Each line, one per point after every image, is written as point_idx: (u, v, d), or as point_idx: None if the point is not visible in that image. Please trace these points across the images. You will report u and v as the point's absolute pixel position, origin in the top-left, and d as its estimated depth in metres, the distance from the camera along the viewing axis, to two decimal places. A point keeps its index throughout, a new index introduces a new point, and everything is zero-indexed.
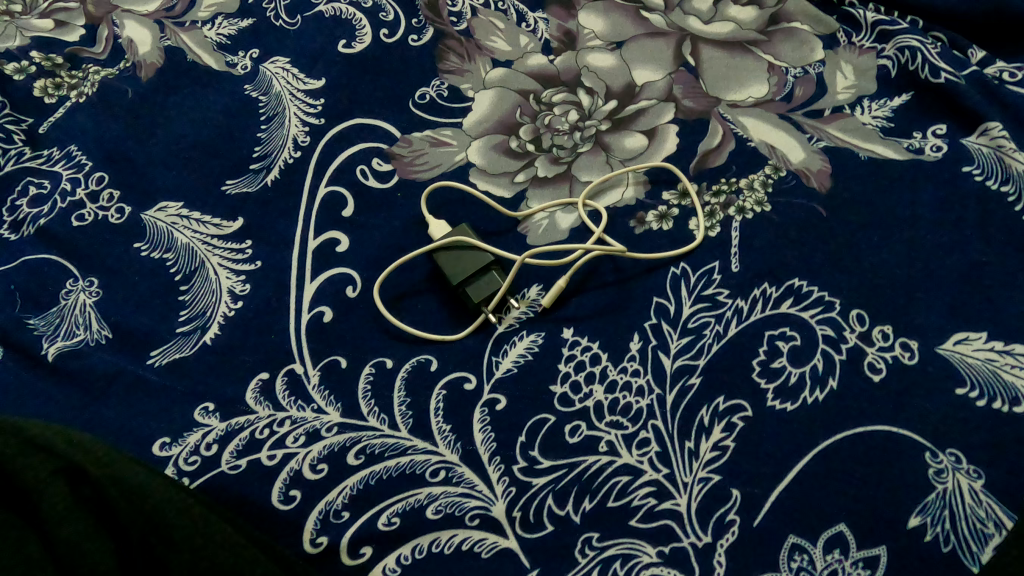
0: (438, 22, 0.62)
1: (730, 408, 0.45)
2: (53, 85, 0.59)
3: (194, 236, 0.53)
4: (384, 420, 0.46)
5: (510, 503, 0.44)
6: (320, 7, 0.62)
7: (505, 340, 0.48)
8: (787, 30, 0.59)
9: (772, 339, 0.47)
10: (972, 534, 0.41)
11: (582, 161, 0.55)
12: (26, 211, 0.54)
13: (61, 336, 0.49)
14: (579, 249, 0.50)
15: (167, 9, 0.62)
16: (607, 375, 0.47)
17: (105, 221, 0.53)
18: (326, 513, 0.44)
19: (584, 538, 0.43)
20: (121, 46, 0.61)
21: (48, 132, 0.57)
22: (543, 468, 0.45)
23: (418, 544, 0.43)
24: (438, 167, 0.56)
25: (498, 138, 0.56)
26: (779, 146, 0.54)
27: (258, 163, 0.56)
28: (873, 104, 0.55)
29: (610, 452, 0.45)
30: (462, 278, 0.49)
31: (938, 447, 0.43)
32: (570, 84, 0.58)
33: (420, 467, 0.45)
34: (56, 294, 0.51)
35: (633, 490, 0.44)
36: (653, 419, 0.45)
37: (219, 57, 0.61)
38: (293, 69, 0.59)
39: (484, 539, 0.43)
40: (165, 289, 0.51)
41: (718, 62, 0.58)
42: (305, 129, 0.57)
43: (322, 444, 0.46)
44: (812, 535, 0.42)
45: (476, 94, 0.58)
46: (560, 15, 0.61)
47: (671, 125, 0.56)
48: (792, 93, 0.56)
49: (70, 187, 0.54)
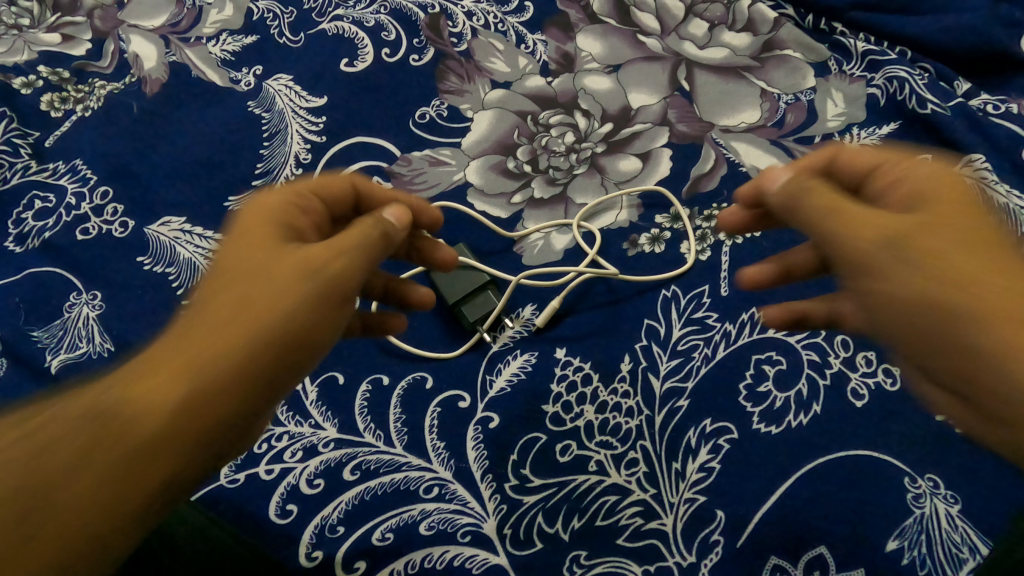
0: (438, 42, 0.63)
1: (717, 430, 0.46)
2: (60, 100, 0.60)
3: (197, 251, 0.54)
4: (380, 436, 0.47)
5: (501, 520, 0.45)
6: (323, 25, 0.63)
7: (499, 359, 0.50)
8: (780, 57, 0.60)
9: (759, 363, 0.48)
10: (947, 558, 0.42)
11: (578, 182, 0.56)
12: (32, 224, 0.55)
13: (65, 348, 0.51)
14: (573, 271, 0.51)
15: (173, 25, 0.64)
16: (597, 396, 0.48)
17: (110, 235, 0.55)
18: (322, 527, 0.45)
19: (572, 556, 0.44)
20: (127, 61, 0.62)
21: (55, 145, 0.58)
22: (534, 486, 0.46)
23: (411, 559, 0.44)
24: (437, 186, 0.57)
25: (496, 158, 0.57)
26: (769, 171, 0.55)
27: (261, 179, 0.57)
28: (862, 132, 0.57)
29: (599, 471, 0.46)
30: (459, 297, 0.50)
31: (917, 472, 0.44)
32: (567, 106, 0.59)
33: (414, 484, 0.46)
34: (60, 307, 0.52)
35: (621, 509, 0.45)
36: (641, 440, 0.46)
37: (223, 73, 0.62)
38: (296, 86, 0.61)
39: (475, 555, 0.44)
40: (168, 303, 0.53)
41: (712, 86, 0.59)
42: (307, 146, 0.58)
43: (320, 459, 0.47)
44: (793, 556, 0.43)
45: (475, 113, 0.60)
46: (558, 37, 0.62)
47: (665, 148, 0.57)
48: (784, 120, 0.57)
49: (76, 201, 0.56)
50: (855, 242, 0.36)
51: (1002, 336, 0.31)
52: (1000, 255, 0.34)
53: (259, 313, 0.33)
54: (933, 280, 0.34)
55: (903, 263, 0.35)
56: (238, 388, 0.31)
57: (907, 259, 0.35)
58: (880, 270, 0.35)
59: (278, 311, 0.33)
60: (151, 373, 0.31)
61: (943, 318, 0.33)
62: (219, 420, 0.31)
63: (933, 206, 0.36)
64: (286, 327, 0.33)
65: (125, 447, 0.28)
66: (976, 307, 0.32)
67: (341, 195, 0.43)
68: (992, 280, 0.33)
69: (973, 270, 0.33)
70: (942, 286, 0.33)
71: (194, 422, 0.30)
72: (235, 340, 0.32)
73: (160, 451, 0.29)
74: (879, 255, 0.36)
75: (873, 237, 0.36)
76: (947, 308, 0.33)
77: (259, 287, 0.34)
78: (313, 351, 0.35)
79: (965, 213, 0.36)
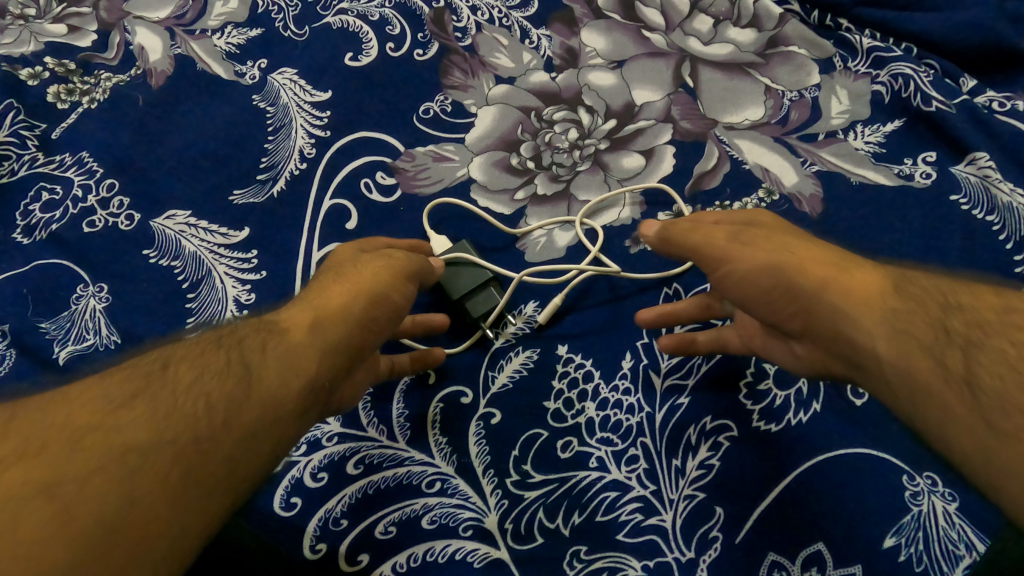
0: (443, 37, 0.63)
1: (717, 428, 0.47)
2: (67, 91, 0.60)
3: (202, 245, 0.55)
4: (383, 430, 0.48)
5: (502, 515, 0.45)
6: (328, 19, 0.63)
7: (502, 356, 0.50)
8: (785, 53, 0.60)
9: (760, 361, 0.48)
10: (944, 555, 0.42)
11: (581, 179, 0.56)
12: (39, 216, 0.56)
13: (72, 340, 0.51)
14: (575, 270, 0.50)
15: (178, 17, 0.64)
16: (599, 393, 0.49)
17: (116, 227, 0.55)
18: (326, 520, 0.46)
19: (572, 551, 0.45)
20: (132, 53, 0.62)
21: (61, 137, 0.59)
22: (534, 482, 0.46)
23: (413, 552, 0.45)
24: (440, 181, 0.57)
25: (499, 154, 0.58)
26: (772, 169, 0.56)
27: (265, 173, 0.57)
28: (866, 129, 0.56)
29: (599, 468, 0.46)
30: (462, 293, 0.50)
31: (915, 470, 0.44)
32: (571, 102, 0.59)
33: (416, 478, 0.47)
34: (67, 299, 0.53)
35: (620, 505, 0.45)
36: (642, 437, 0.47)
37: (228, 66, 0.62)
38: (301, 81, 0.61)
39: (476, 549, 0.45)
40: (174, 296, 0.53)
41: (716, 83, 0.59)
42: (311, 140, 0.58)
43: (323, 453, 0.47)
44: (791, 553, 0.43)
45: (479, 109, 0.60)
46: (563, 32, 0.62)
47: (668, 145, 0.57)
48: (787, 117, 0.57)
49: (82, 193, 0.56)
50: (707, 253, 0.41)
51: (834, 295, 0.35)
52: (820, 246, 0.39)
53: (359, 301, 0.40)
54: (773, 261, 0.38)
55: (745, 258, 0.39)
56: (347, 347, 0.39)
57: (749, 254, 0.39)
58: (735, 271, 0.39)
59: (369, 292, 0.41)
60: (284, 327, 0.38)
61: (790, 297, 0.37)
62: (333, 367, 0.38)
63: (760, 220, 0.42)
64: (377, 304, 0.41)
65: (282, 374, 0.35)
66: (811, 275, 0.36)
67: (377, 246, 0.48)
68: (818, 257, 0.37)
69: (802, 253, 0.38)
70: (779, 266, 0.37)
71: (322, 360, 0.37)
72: (345, 305, 0.40)
73: (304, 379, 0.36)
74: (728, 258, 0.40)
75: (723, 242, 0.40)
76: (792, 286, 0.37)
77: (350, 282, 0.41)
78: (386, 330, 0.42)
79: (787, 229, 0.41)
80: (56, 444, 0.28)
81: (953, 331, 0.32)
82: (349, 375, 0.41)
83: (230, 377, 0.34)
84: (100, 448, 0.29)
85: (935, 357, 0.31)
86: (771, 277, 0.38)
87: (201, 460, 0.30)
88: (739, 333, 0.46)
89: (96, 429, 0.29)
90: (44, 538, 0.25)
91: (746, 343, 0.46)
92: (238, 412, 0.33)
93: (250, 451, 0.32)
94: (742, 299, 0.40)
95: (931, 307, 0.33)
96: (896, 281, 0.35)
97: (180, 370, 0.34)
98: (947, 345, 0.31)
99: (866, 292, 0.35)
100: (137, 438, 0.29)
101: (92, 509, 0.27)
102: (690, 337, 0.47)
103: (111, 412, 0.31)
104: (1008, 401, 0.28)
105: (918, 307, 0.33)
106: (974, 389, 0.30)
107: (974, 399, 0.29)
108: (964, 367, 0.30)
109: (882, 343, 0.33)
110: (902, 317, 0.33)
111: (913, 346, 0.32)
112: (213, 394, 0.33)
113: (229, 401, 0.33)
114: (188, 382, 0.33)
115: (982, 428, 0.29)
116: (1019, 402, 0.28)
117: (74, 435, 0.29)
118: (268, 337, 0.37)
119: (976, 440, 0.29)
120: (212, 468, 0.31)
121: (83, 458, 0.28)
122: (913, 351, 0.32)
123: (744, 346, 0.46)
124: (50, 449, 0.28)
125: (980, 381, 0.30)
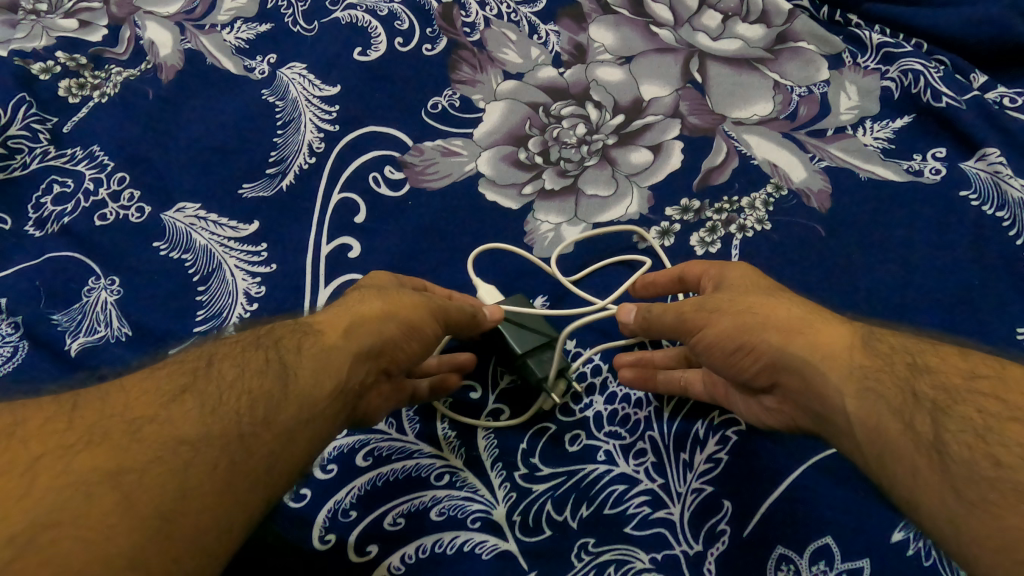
0: (451, 32, 0.63)
1: (724, 422, 0.47)
2: (78, 85, 0.61)
3: (213, 238, 0.55)
4: (391, 423, 0.48)
5: (510, 507, 0.46)
6: (337, 14, 0.64)
7: None
8: (793, 49, 0.60)
9: None
10: None
11: (589, 174, 0.56)
12: (51, 209, 0.56)
13: (84, 332, 0.51)
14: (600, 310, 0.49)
15: (188, 12, 0.64)
16: (607, 387, 0.49)
17: (127, 220, 0.56)
18: (336, 511, 0.46)
19: (580, 543, 0.44)
20: (143, 48, 0.62)
21: (73, 131, 0.59)
22: (543, 475, 0.46)
23: (421, 544, 0.45)
24: (448, 176, 0.57)
25: (507, 149, 0.58)
26: (780, 164, 0.56)
27: (274, 167, 0.58)
28: (875, 125, 0.56)
29: (607, 461, 0.47)
30: (527, 348, 0.47)
31: None
32: (579, 97, 0.59)
33: (425, 471, 0.47)
34: (79, 292, 0.53)
35: (629, 498, 0.45)
36: (650, 431, 0.47)
37: (238, 61, 0.62)
38: (309, 75, 0.61)
39: (484, 541, 0.45)
40: (184, 288, 0.53)
41: (725, 79, 0.59)
42: (320, 135, 0.59)
43: (333, 445, 0.48)
44: (798, 545, 0.43)
45: (487, 104, 0.60)
46: (571, 28, 0.62)
47: (677, 141, 0.57)
48: (796, 112, 0.57)
49: (93, 186, 0.57)
50: (682, 326, 0.42)
51: (803, 349, 0.37)
52: (799, 303, 0.40)
53: (395, 321, 0.41)
54: (739, 326, 0.39)
55: (716, 325, 0.40)
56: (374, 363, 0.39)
57: (719, 319, 0.40)
58: (705, 337, 0.41)
59: (405, 315, 0.41)
60: (320, 327, 0.39)
61: (754, 356, 0.39)
62: (363, 373, 0.39)
63: (729, 285, 0.43)
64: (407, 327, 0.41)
65: (315, 379, 0.36)
66: (774, 334, 0.38)
67: (417, 284, 0.48)
68: (783, 315, 0.39)
69: (766, 312, 0.39)
70: (747, 328, 0.39)
71: (355, 367, 0.38)
72: (381, 316, 0.40)
73: (337, 384, 0.37)
74: (698, 325, 0.41)
75: (691, 311, 0.42)
76: (757, 346, 0.39)
77: (386, 300, 0.41)
78: (415, 354, 0.43)
79: (763, 287, 0.42)
80: (110, 435, 0.30)
81: (921, 394, 0.32)
82: (375, 388, 0.42)
83: (269, 376, 0.35)
84: (152, 442, 0.30)
85: (901, 419, 0.32)
86: (737, 340, 0.39)
87: (244, 457, 0.31)
88: (704, 379, 0.46)
89: (149, 421, 0.31)
90: (103, 533, 0.26)
91: (708, 390, 0.46)
92: (276, 413, 0.33)
93: (286, 453, 0.33)
94: (712, 363, 0.42)
95: (898, 367, 0.34)
96: (864, 337, 0.36)
97: (223, 367, 0.35)
98: (914, 408, 0.32)
99: (832, 348, 0.36)
100: (184, 433, 0.31)
101: (147, 501, 0.28)
102: (650, 372, 0.47)
103: (160, 407, 0.32)
104: (974, 468, 0.28)
105: (886, 366, 0.34)
106: (942, 456, 0.30)
107: (940, 464, 0.30)
108: (931, 432, 0.31)
109: (851, 401, 0.34)
110: (871, 376, 0.34)
111: (879, 406, 0.33)
112: (254, 394, 0.33)
113: (270, 401, 0.34)
114: (231, 379, 0.34)
115: (949, 497, 0.29)
116: (986, 470, 0.28)
117: (127, 425, 0.30)
118: (304, 337, 0.38)
119: (943, 507, 0.29)
120: (254, 467, 0.31)
121: (137, 452, 0.29)
122: (881, 411, 0.33)
123: (706, 392, 0.46)
124: (106, 442, 0.29)
125: (946, 445, 0.30)
